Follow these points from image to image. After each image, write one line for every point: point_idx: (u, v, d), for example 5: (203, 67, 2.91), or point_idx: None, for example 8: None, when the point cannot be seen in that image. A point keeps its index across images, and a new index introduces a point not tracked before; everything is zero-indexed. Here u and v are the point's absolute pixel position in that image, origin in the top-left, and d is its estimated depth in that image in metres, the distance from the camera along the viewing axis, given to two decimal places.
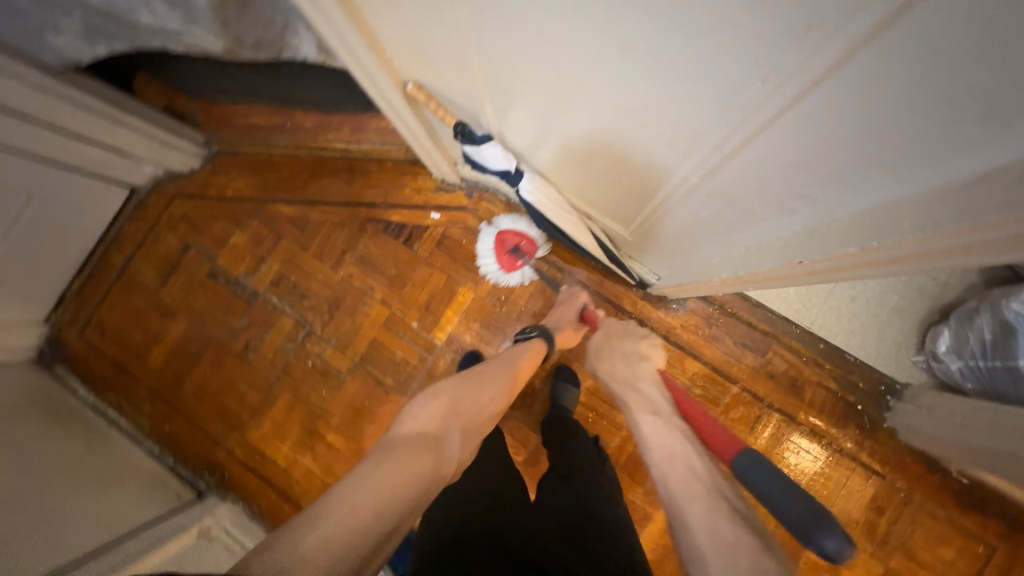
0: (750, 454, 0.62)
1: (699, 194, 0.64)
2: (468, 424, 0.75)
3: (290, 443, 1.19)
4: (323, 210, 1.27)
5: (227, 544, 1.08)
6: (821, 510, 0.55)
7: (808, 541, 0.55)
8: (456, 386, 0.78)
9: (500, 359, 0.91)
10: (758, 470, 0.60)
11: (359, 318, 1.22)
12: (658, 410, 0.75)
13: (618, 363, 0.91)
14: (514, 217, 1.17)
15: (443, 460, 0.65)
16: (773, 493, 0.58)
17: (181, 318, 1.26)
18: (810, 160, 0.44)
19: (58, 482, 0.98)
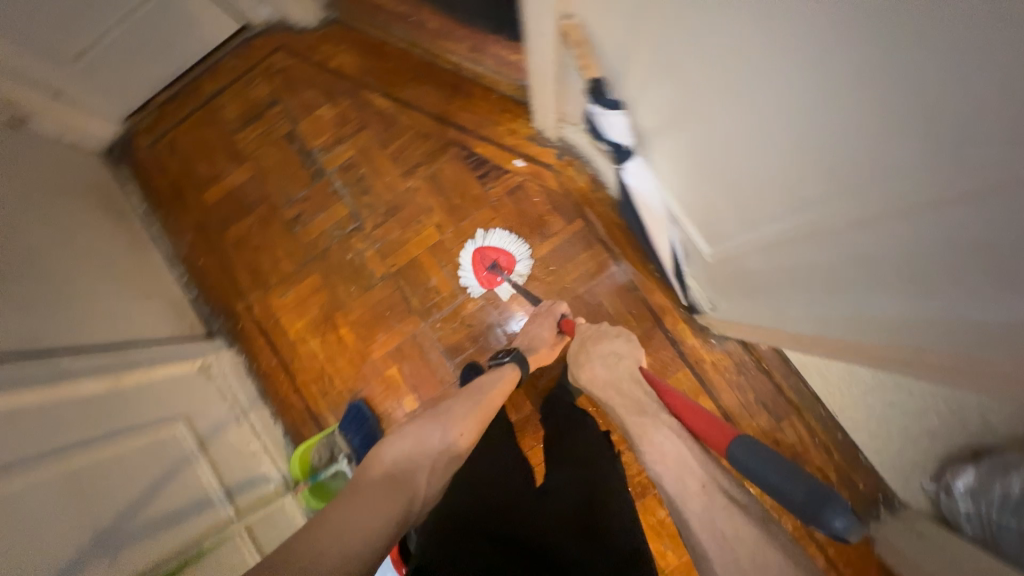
0: (742, 439, 0.65)
1: (791, 257, 0.61)
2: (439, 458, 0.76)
3: (306, 321, 1.23)
4: (413, 116, 1.24)
5: (221, 387, 1.13)
6: (826, 491, 0.56)
7: (817, 523, 0.56)
8: (422, 422, 0.78)
9: (478, 386, 0.89)
10: (752, 456, 0.62)
11: (409, 232, 1.21)
12: (645, 411, 0.78)
13: (599, 369, 0.89)
14: (498, 233, 1.17)
15: (414, 498, 0.67)
16: (770, 477, 0.60)
17: (248, 167, 1.27)
18: (902, 278, 0.42)
19: (93, 273, 1.06)
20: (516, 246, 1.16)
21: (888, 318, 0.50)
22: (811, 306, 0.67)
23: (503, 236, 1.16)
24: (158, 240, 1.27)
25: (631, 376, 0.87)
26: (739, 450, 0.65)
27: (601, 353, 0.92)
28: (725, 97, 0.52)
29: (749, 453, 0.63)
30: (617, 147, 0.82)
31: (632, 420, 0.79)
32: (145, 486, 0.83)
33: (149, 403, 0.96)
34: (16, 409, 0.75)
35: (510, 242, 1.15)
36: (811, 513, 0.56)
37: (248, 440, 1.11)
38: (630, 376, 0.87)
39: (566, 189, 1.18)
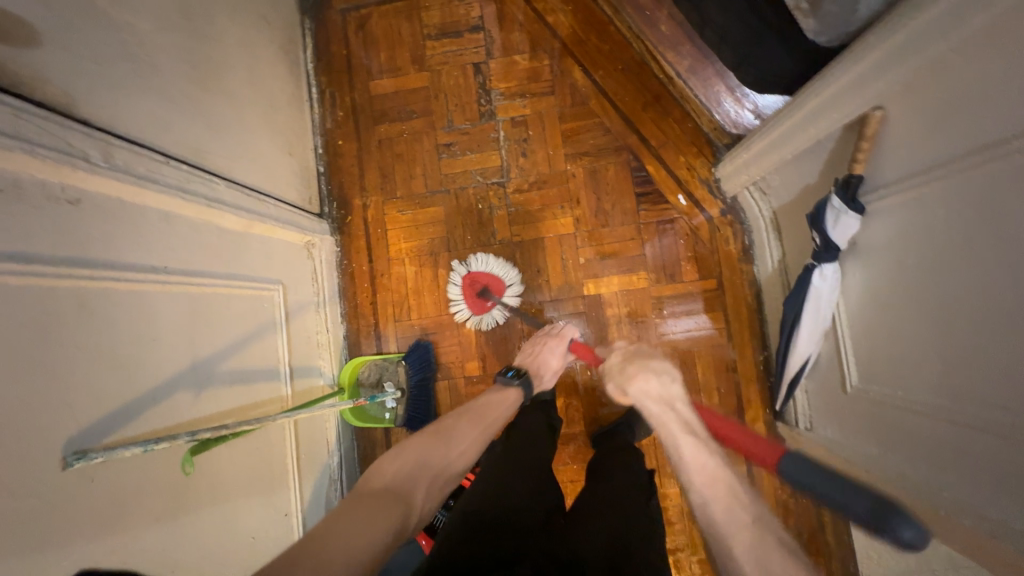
0: (796, 457, 0.63)
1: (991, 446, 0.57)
2: (439, 476, 0.67)
3: (412, 245, 1.21)
4: (602, 104, 1.19)
5: (315, 270, 1.12)
6: (883, 497, 0.59)
7: (885, 531, 0.57)
8: (425, 440, 0.71)
9: (483, 414, 0.82)
10: (809, 471, 0.62)
11: (547, 212, 1.18)
12: (689, 426, 0.65)
13: (650, 384, 0.70)
14: (483, 257, 1.13)
15: (412, 515, 0.60)
16: (826, 486, 0.62)
17: (423, 77, 1.23)
18: None
19: (258, 109, 1.00)
20: (503, 269, 1.13)
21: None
22: (936, 485, 0.66)
23: (484, 259, 1.13)
24: (309, 104, 1.24)
25: (684, 396, 0.69)
26: (793, 469, 0.63)
27: (650, 364, 0.73)
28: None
29: (800, 464, 0.63)
30: (828, 246, 0.78)
31: (682, 439, 0.63)
32: (235, 339, 0.82)
33: (264, 259, 0.93)
34: (172, 216, 0.72)
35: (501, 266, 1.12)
36: (880, 518, 0.57)
37: (318, 330, 1.10)
38: (680, 396, 0.70)
39: (715, 246, 1.14)
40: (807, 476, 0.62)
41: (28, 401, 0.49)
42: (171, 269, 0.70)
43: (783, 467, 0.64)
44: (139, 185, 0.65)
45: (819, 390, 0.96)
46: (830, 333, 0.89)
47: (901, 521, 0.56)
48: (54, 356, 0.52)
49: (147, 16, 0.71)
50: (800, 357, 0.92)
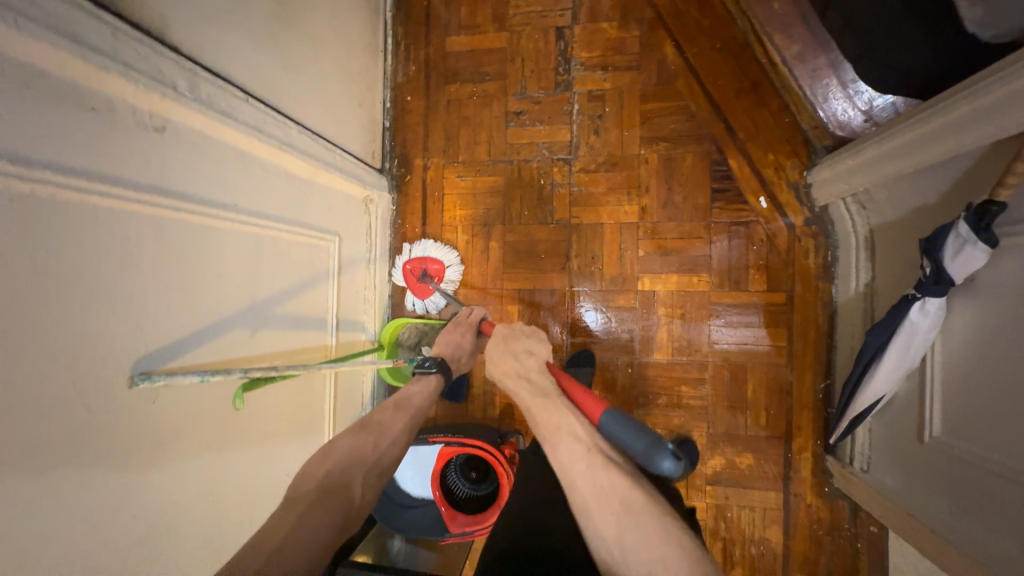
0: (612, 411, 0.62)
1: None
2: (376, 467, 0.67)
3: (466, 213, 1.18)
4: (690, 87, 1.08)
5: (370, 226, 1.12)
6: (660, 436, 0.58)
7: (654, 467, 0.57)
8: (351, 432, 0.70)
9: (412, 399, 0.79)
10: (620, 424, 0.60)
11: (611, 198, 1.12)
12: (538, 391, 0.70)
13: (509, 365, 0.76)
14: (418, 243, 1.16)
15: (350, 510, 0.61)
16: (630, 438, 0.59)
17: (502, 37, 1.16)
18: None
19: (334, 55, 0.98)
20: (444, 252, 1.15)
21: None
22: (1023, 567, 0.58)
23: (426, 245, 1.16)
24: (384, 54, 1.21)
25: (539, 366, 0.75)
26: (611, 423, 0.61)
27: (513, 346, 0.80)
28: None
29: (612, 419, 0.61)
30: (939, 277, 0.68)
31: (533, 403, 0.68)
32: (291, 285, 0.83)
33: (325, 209, 0.94)
34: (247, 155, 0.72)
35: (435, 248, 1.14)
36: (653, 460, 0.58)
37: (366, 286, 1.11)
38: (537, 368, 0.75)
39: (791, 258, 1.04)
40: (624, 433, 0.60)
41: (105, 319, 0.51)
42: (240, 208, 0.71)
43: (602, 423, 0.62)
44: (220, 120, 0.64)
45: (887, 432, 0.87)
46: (916, 373, 0.80)
47: (662, 453, 0.57)
48: (131, 280, 0.54)
49: None
50: (873, 394, 0.83)
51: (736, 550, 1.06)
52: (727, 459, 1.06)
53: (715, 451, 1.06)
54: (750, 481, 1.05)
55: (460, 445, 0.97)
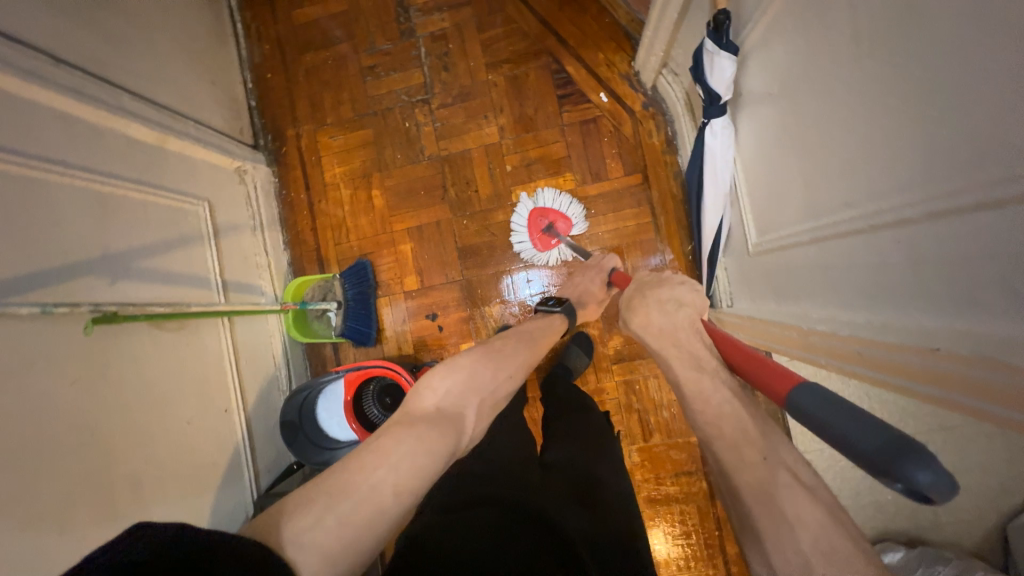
0: (810, 385, 0.47)
1: (847, 242, 0.58)
2: (490, 400, 0.72)
3: (345, 169, 1.24)
4: (518, 9, 1.18)
5: (249, 196, 1.16)
6: (903, 433, 0.38)
7: (887, 474, 0.37)
8: (474, 357, 0.73)
9: (532, 335, 0.85)
10: (822, 402, 0.44)
11: (472, 125, 1.19)
12: (698, 360, 0.62)
13: (653, 314, 0.72)
14: (555, 193, 1.14)
15: (460, 440, 0.63)
16: (847, 423, 0.42)
17: (343, 1, 1.24)
18: (994, 238, 0.38)
19: (170, 33, 1.03)
20: (573, 207, 1.12)
21: (898, 328, 0.52)
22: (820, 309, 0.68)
23: (555, 197, 1.13)
24: (234, 39, 1.26)
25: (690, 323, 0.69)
26: (809, 400, 0.46)
27: (656, 298, 0.74)
28: (859, 58, 0.50)
29: (817, 397, 0.45)
30: (712, 97, 0.78)
31: (683, 371, 0.62)
32: (155, 240, 0.87)
33: (186, 174, 0.98)
34: (71, 116, 0.77)
35: (563, 199, 1.12)
36: (879, 463, 0.38)
37: (257, 251, 1.15)
38: (688, 322, 0.69)
39: (638, 141, 1.13)
40: (837, 415, 0.43)
41: None
42: (75, 167, 0.75)
43: (792, 398, 0.47)
44: (24, 78, 0.69)
45: (734, 263, 0.97)
46: (735, 198, 0.90)
47: (909, 461, 0.36)
48: None
49: None
50: (710, 228, 0.92)
51: (651, 418, 1.14)
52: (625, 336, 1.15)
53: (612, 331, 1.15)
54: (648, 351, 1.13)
55: (360, 370, 1.03)
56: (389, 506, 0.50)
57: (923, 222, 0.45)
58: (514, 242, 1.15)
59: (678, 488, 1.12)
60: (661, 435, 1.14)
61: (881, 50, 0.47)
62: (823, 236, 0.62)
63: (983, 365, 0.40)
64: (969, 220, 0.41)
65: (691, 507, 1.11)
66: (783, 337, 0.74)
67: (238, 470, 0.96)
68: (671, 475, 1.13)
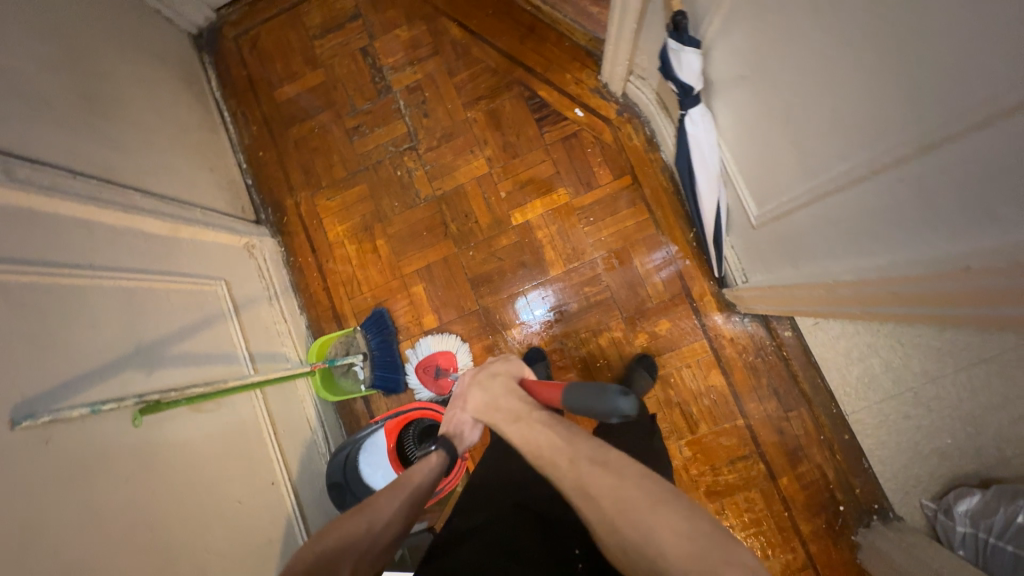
0: (566, 388, 0.67)
1: (850, 191, 0.60)
2: (369, 558, 0.59)
3: (347, 226, 1.27)
4: (483, 49, 1.26)
5: (261, 268, 1.19)
6: (606, 385, 0.64)
7: (614, 413, 0.63)
8: (343, 516, 0.62)
9: (411, 476, 0.71)
10: (572, 393, 0.66)
11: (460, 161, 1.24)
12: (513, 413, 0.70)
13: (474, 392, 0.75)
14: (420, 340, 1.19)
15: None
16: (590, 397, 0.65)
17: (319, 74, 1.32)
18: (999, 155, 0.41)
19: (167, 133, 1.09)
20: (447, 341, 1.18)
21: (924, 258, 0.53)
22: (840, 261, 0.69)
23: (430, 343, 1.18)
24: (224, 126, 1.33)
25: (507, 386, 0.74)
26: (570, 396, 0.67)
27: (478, 377, 0.78)
28: (819, 25, 0.54)
29: (570, 391, 0.67)
30: (685, 90, 0.82)
31: (509, 430, 0.68)
32: (183, 325, 0.89)
33: (201, 258, 1.01)
34: (92, 222, 0.81)
35: (437, 339, 1.17)
36: (611, 411, 0.63)
37: (276, 320, 1.16)
38: (506, 388, 0.74)
39: (620, 145, 1.19)
40: (583, 398, 0.65)
41: None
42: (103, 268, 0.78)
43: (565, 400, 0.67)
44: (45, 194, 0.74)
45: (740, 240, 1.00)
46: (728, 178, 0.93)
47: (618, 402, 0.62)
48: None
49: (29, 59, 0.82)
50: (710, 211, 0.95)
51: (693, 408, 1.13)
52: (649, 333, 1.15)
53: (636, 329, 1.15)
54: (675, 343, 1.14)
55: (399, 417, 1.03)
56: None
57: (920, 155, 0.48)
58: (421, 396, 1.18)
59: (736, 476, 1.10)
60: (707, 423, 1.13)
61: (836, 16, 0.51)
62: (824, 192, 0.65)
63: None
64: (963, 143, 0.44)
65: (755, 491, 1.10)
66: (816, 294, 0.76)
67: (293, 543, 0.94)
68: (726, 462, 1.11)
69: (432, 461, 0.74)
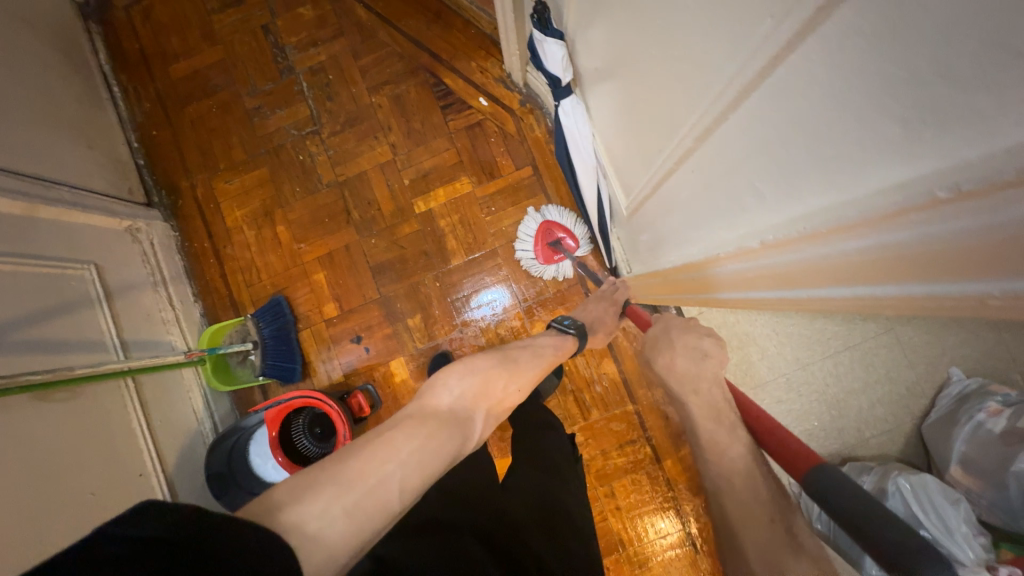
0: (826, 468, 0.47)
1: (682, 172, 0.62)
2: (491, 411, 0.71)
3: (246, 211, 1.23)
4: (390, 33, 1.23)
5: (145, 252, 1.14)
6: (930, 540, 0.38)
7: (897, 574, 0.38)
8: (492, 366, 0.75)
9: (538, 358, 0.84)
10: (837, 487, 0.45)
11: (364, 147, 1.22)
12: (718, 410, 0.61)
13: (678, 358, 0.68)
14: (564, 211, 1.15)
15: (464, 445, 0.62)
16: (864, 517, 0.41)
17: (218, 50, 1.26)
18: (758, 133, 0.42)
19: (33, 105, 1.02)
20: (575, 226, 1.15)
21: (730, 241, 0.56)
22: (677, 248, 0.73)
23: (563, 215, 1.14)
24: (113, 102, 1.26)
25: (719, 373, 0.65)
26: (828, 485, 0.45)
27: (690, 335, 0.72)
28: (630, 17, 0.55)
29: (827, 482, 0.45)
30: (555, 82, 0.85)
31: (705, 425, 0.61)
32: (33, 310, 0.84)
33: (65, 240, 0.96)
34: None
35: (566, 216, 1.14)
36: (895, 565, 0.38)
37: (161, 307, 1.11)
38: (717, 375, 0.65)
39: (522, 135, 1.19)
40: (856, 503, 0.43)
41: None
42: None
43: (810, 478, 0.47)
44: None
45: (623, 232, 1.03)
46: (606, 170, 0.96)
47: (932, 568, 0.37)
48: None
49: None
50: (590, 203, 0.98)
51: (586, 396, 1.17)
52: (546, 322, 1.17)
53: (534, 318, 1.16)
54: None
55: (281, 407, 1.01)
56: (397, 501, 0.47)
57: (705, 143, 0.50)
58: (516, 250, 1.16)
59: (627, 459, 1.15)
60: (599, 410, 1.17)
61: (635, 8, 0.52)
62: None
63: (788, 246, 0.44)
64: (735, 122, 0.45)
65: (642, 472, 1.14)
66: (676, 275, 0.79)
67: None
68: (617, 447, 1.16)
69: (552, 349, 0.88)
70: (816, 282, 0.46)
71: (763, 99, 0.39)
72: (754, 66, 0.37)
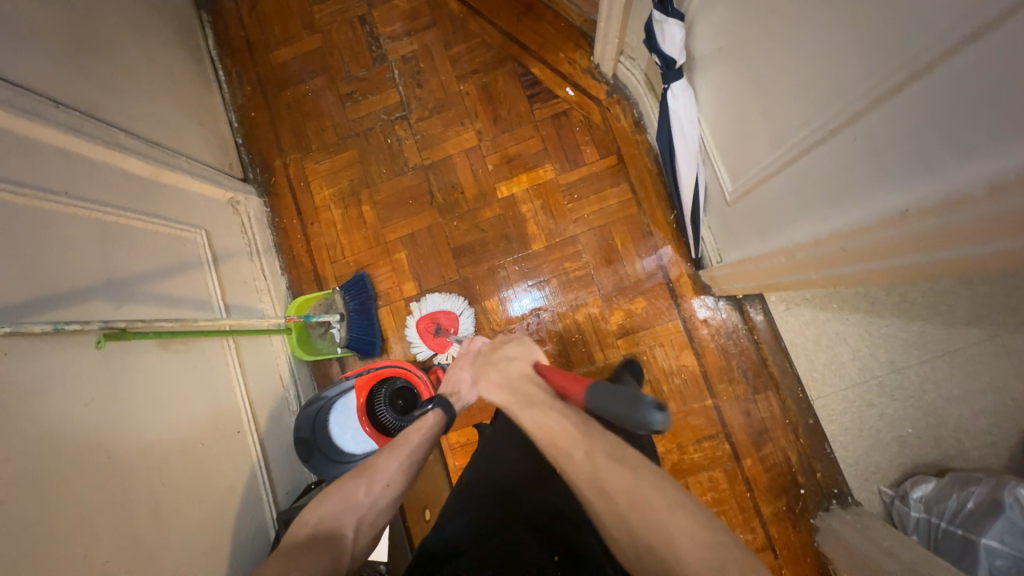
0: (592, 384, 0.58)
1: (813, 154, 0.62)
2: (370, 514, 0.67)
3: (334, 190, 1.28)
4: (480, 24, 1.27)
5: (243, 224, 1.19)
6: (641, 392, 0.53)
7: (641, 427, 0.52)
8: (345, 477, 0.69)
9: (406, 443, 0.74)
10: (602, 391, 0.56)
11: (450, 133, 1.25)
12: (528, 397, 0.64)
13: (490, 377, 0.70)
14: (439, 297, 1.18)
15: (341, 562, 0.61)
16: (611, 403, 0.55)
17: (315, 39, 1.33)
18: (944, 95, 0.41)
19: (157, 80, 1.10)
20: (450, 301, 1.17)
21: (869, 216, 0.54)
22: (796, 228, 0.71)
23: (435, 299, 1.17)
24: (218, 84, 1.34)
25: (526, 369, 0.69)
26: (596, 393, 0.57)
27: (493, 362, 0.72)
28: None
29: (596, 393, 0.57)
30: (668, 63, 0.85)
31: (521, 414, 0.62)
32: (158, 265, 0.90)
33: (181, 205, 1.02)
34: (71, 152, 0.81)
35: (441, 299, 1.16)
36: (637, 422, 0.52)
37: (255, 276, 1.16)
38: (521, 373, 0.69)
39: (608, 125, 1.21)
40: (611, 398, 0.55)
41: None
42: (80, 199, 0.79)
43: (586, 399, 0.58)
44: (28, 119, 0.74)
45: (716, 220, 1.03)
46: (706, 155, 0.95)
47: (646, 409, 0.51)
48: None
49: None
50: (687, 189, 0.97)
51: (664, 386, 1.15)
52: (624, 310, 1.16)
53: (612, 305, 1.16)
54: (648, 320, 1.15)
55: (372, 373, 1.04)
56: None
57: (873, 109, 0.50)
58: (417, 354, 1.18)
59: (702, 454, 1.12)
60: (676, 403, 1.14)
61: None
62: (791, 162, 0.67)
63: (949, 210, 0.43)
64: (912, 87, 0.44)
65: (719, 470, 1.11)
66: (781, 260, 0.77)
67: (254, 497, 0.93)
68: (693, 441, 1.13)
69: (424, 425, 0.77)
70: (956, 247, 0.44)
71: (963, 58, 0.39)
72: (970, 16, 0.37)
